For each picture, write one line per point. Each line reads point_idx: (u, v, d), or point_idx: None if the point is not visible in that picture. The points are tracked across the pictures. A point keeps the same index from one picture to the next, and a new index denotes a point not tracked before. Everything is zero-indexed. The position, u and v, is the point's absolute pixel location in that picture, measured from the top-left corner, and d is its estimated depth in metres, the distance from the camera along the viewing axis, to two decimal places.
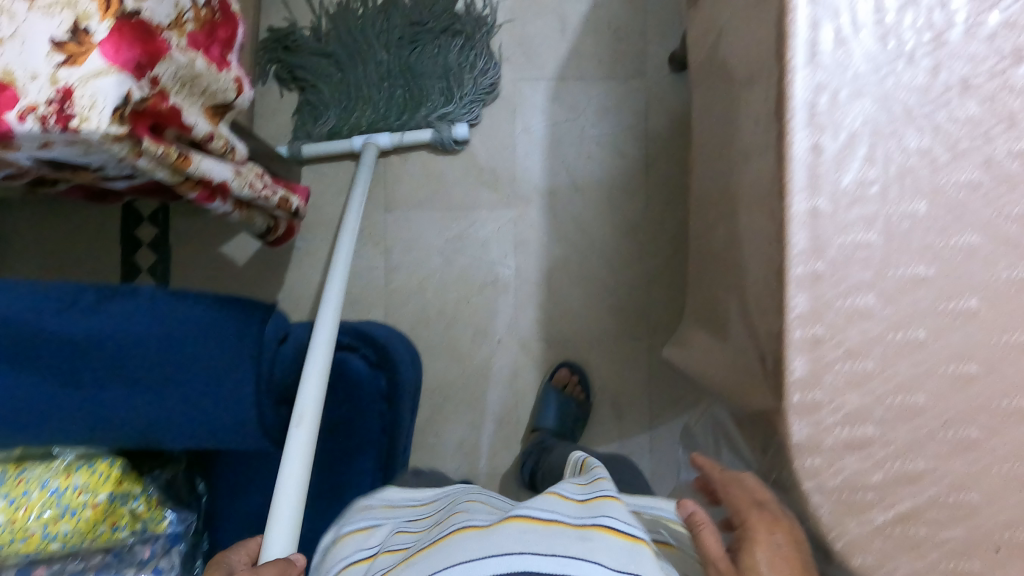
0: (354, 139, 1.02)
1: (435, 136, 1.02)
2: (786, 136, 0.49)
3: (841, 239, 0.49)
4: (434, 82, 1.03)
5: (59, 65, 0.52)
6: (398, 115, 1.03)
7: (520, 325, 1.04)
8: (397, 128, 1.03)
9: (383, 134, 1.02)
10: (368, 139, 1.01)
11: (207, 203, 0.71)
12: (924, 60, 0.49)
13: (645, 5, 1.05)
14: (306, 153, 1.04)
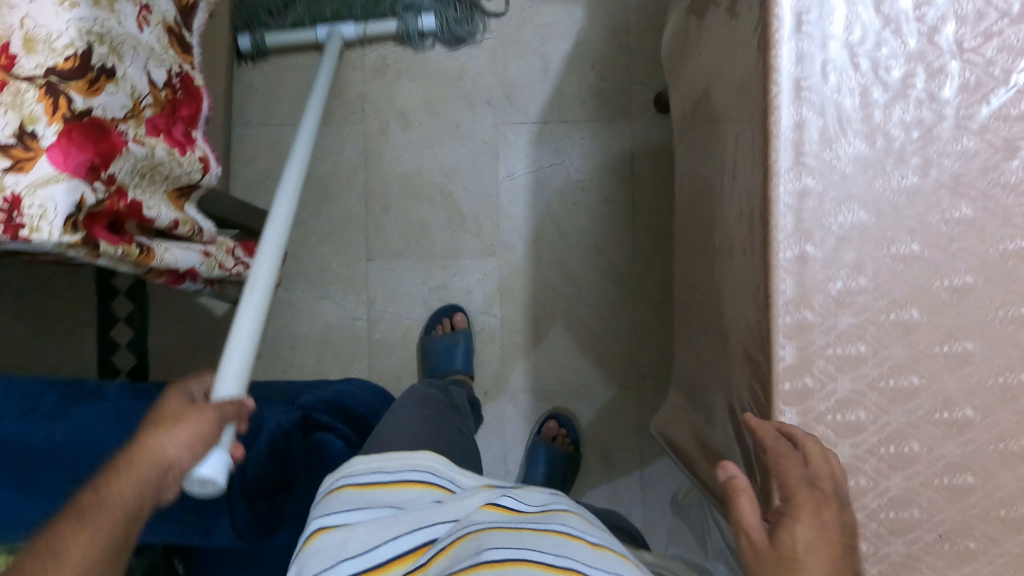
0: (320, 29, 0.99)
1: (401, 26, 1.00)
2: (771, 247, 0.47)
3: (831, 350, 0.47)
4: None
5: (3, 170, 0.47)
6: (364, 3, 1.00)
7: (507, 374, 1.03)
8: (361, 16, 1.00)
9: (349, 25, 0.99)
10: (331, 29, 0.98)
11: (176, 285, 0.67)
12: (914, 161, 0.47)
13: (629, 42, 1.02)
14: (271, 44, 1.01)
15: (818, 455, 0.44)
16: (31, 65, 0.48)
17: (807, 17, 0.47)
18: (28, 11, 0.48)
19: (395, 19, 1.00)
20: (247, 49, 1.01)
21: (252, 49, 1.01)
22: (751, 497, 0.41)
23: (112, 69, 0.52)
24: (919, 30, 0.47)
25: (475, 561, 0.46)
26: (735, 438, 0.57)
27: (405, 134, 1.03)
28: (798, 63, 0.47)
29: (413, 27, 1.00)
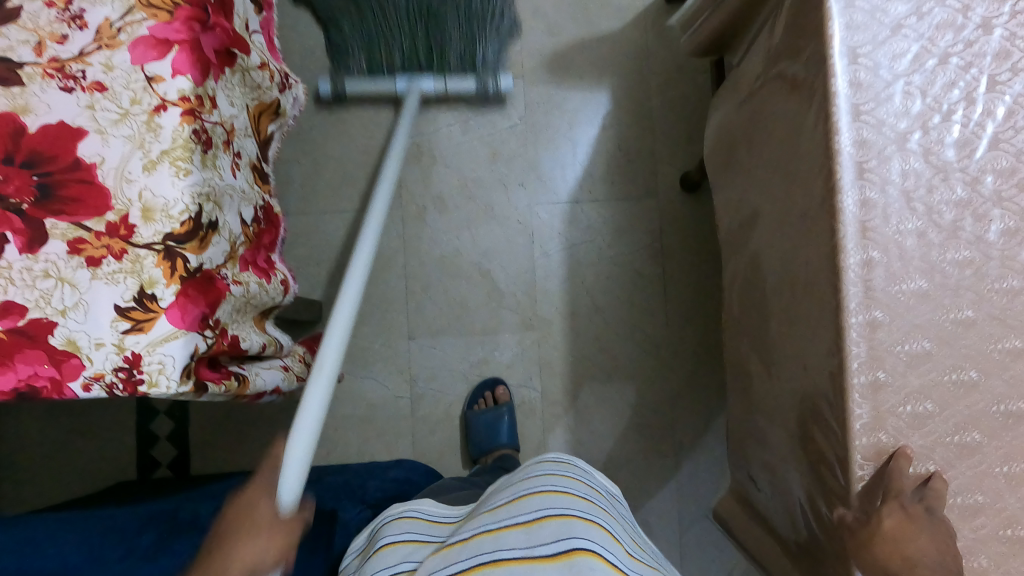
0: (398, 81, 0.99)
1: (480, 86, 1.02)
2: (845, 374, 0.52)
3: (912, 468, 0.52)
4: (452, 33, 0.99)
5: (125, 332, 0.50)
6: (431, 66, 1.01)
7: (550, 446, 1.06)
8: (440, 75, 1.02)
9: (428, 81, 1.00)
10: (412, 85, 0.99)
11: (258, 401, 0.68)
12: (966, 295, 0.53)
13: (652, 126, 1.10)
14: (349, 91, 1.01)
15: (940, 489, 0.51)
16: (150, 233, 0.50)
17: (868, 165, 0.53)
18: (145, 183, 0.50)
19: (471, 75, 1.03)
20: (326, 96, 1.02)
21: (331, 96, 1.02)
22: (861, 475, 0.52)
23: (216, 221, 0.54)
24: (963, 179, 0.53)
25: (527, 553, 0.48)
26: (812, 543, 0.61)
27: (442, 217, 1.07)
28: (862, 208, 0.52)
29: (492, 88, 1.03)
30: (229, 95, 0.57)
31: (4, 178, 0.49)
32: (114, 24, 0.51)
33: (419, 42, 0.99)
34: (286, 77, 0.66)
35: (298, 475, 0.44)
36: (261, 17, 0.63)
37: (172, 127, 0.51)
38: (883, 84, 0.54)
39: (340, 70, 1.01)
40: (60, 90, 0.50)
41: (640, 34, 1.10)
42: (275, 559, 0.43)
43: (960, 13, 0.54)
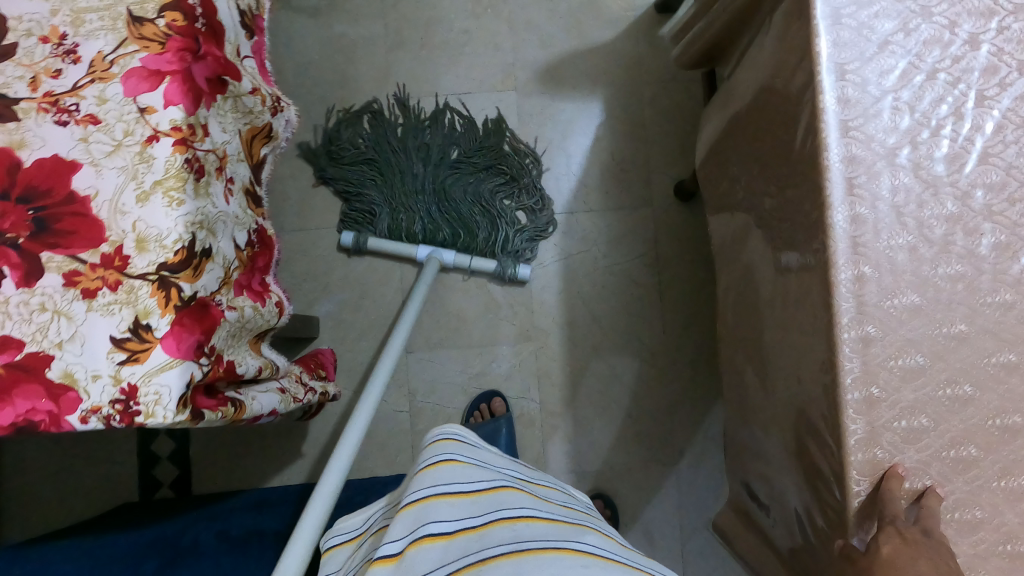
0: (419, 249, 1.02)
1: (499, 270, 1.04)
2: (840, 389, 0.52)
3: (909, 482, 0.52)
4: (468, 181, 1.05)
5: (121, 363, 0.50)
6: (454, 239, 1.04)
7: (549, 457, 1.07)
8: (462, 248, 1.04)
9: (450, 253, 1.02)
10: (433, 255, 1.01)
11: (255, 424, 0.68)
12: (959, 310, 0.53)
13: (646, 135, 1.10)
14: (371, 247, 1.04)
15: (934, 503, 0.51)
16: (143, 263, 0.51)
17: (857, 181, 0.53)
18: (139, 215, 0.51)
19: (494, 257, 1.04)
20: (348, 245, 1.04)
21: (353, 247, 1.04)
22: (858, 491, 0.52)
23: (209, 248, 0.54)
24: (954, 195, 0.54)
25: (515, 546, 0.46)
26: (811, 558, 0.61)
27: None
28: (853, 224, 0.52)
29: (511, 274, 1.04)
30: (221, 121, 0.57)
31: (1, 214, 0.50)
32: (107, 57, 0.52)
33: (439, 214, 1.04)
34: (279, 100, 0.67)
35: None
36: (253, 42, 0.64)
37: (164, 157, 0.51)
38: (871, 100, 0.54)
39: (362, 222, 1.05)
40: (55, 124, 0.51)
41: (632, 44, 1.11)
42: None
43: (947, 29, 0.55)
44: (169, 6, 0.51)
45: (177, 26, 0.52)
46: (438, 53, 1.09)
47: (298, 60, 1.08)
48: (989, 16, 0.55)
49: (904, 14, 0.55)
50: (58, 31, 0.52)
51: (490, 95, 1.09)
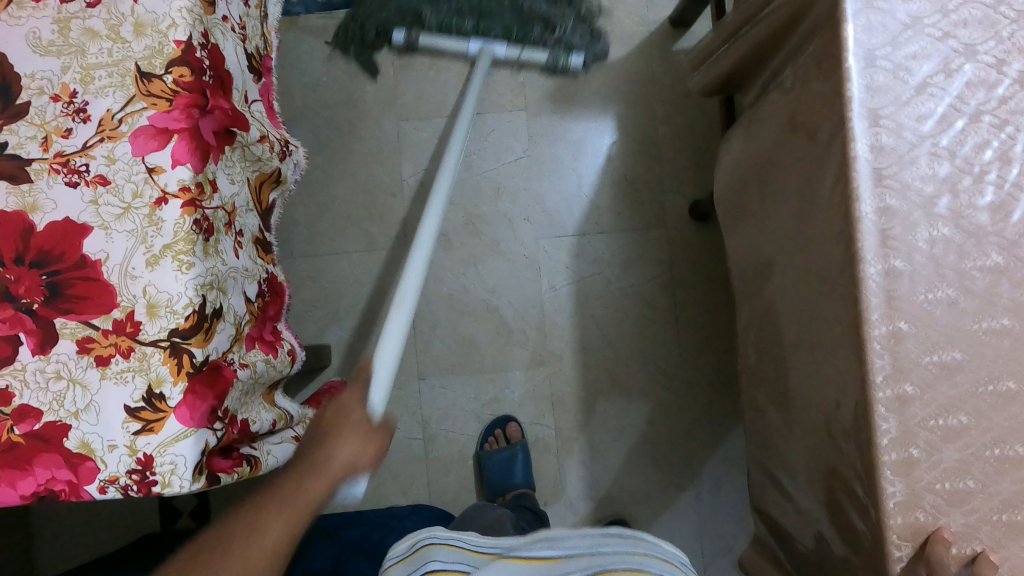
0: (470, 43, 0.98)
1: (554, 59, 0.98)
2: (876, 450, 0.50)
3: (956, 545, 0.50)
4: None
5: (136, 433, 0.48)
6: (506, 38, 0.98)
7: (566, 484, 1.05)
8: (515, 41, 0.98)
9: (501, 46, 0.98)
10: (484, 48, 0.97)
11: None
12: (1005, 368, 0.50)
13: (659, 153, 1.08)
14: (422, 45, 0.98)
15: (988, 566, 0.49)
16: (155, 329, 0.49)
17: (892, 233, 0.51)
18: (149, 279, 0.49)
19: (545, 48, 0.98)
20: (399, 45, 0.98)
21: (404, 46, 0.99)
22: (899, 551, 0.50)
23: (220, 308, 0.53)
24: (999, 245, 0.51)
25: None
26: None
27: (448, 255, 1.06)
28: (888, 278, 0.51)
29: (562, 63, 0.99)
30: (230, 173, 0.55)
31: (14, 279, 0.48)
32: (116, 115, 0.48)
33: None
34: (286, 144, 0.65)
35: (383, 392, 0.58)
36: (261, 84, 0.62)
37: (173, 220, 0.49)
38: (907, 146, 0.52)
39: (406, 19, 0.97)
40: (65, 185, 0.48)
41: (645, 60, 1.08)
42: (372, 458, 0.56)
43: (993, 68, 0.52)
44: (176, 61, 0.49)
45: (185, 82, 0.49)
46: (446, 73, 1.07)
47: (304, 83, 1.06)
48: None
49: (946, 53, 0.52)
50: (68, 89, 0.48)
51: (499, 115, 1.07)
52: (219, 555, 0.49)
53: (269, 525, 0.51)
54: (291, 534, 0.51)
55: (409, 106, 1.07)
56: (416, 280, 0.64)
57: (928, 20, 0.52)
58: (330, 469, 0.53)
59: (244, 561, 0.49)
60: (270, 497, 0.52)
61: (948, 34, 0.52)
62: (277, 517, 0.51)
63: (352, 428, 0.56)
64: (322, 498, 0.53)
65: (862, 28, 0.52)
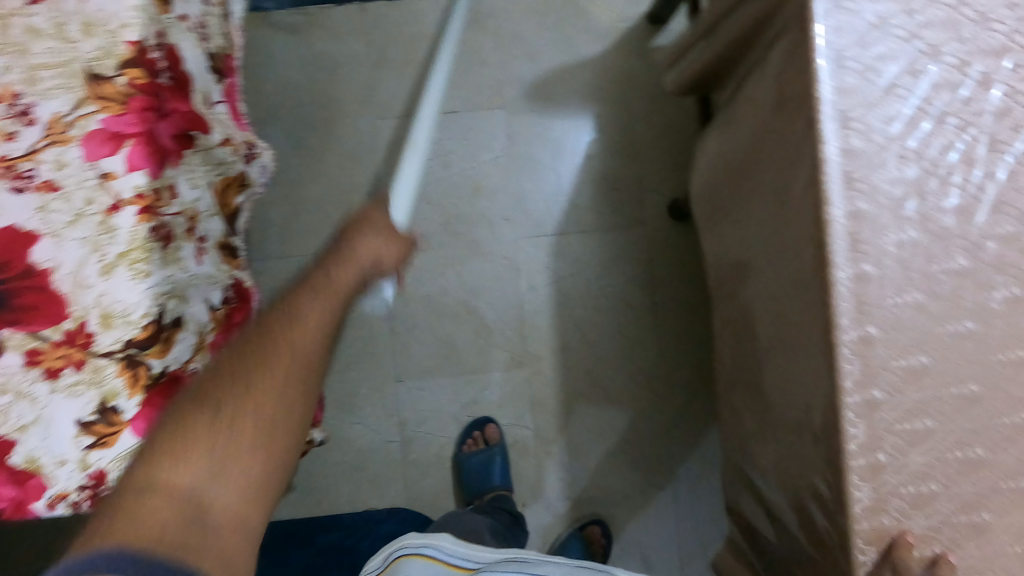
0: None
1: None
2: (843, 455, 0.50)
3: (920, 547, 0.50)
4: None
5: (88, 448, 0.47)
6: None
7: (545, 484, 1.05)
8: None
9: None
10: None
11: None
12: (970, 370, 0.50)
13: (638, 152, 1.07)
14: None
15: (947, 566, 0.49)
16: (109, 340, 0.47)
17: (861, 237, 0.51)
18: (104, 289, 0.47)
19: None
20: None
21: None
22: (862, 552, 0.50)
23: (180, 317, 0.52)
24: (965, 248, 0.51)
25: None
26: None
27: (425, 255, 1.05)
28: (857, 282, 0.50)
29: None
30: (191, 178, 0.53)
31: None
32: (65, 118, 0.46)
33: None
34: (252, 146, 0.63)
35: (405, 205, 0.71)
36: (224, 85, 0.60)
37: (129, 227, 0.47)
38: (876, 149, 0.51)
39: None
40: (9, 191, 0.45)
41: (623, 58, 1.08)
42: (396, 257, 0.62)
43: (956, 69, 0.52)
44: (129, 62, 0.46)
45: (139, 84, 0.47)
46: (422, 70, 1.05)
47: (277, 79, 1.03)
48: (1001, 54, 0.52)
49: (912, 54, 0.52)
50: (11, 90, 0.46)
51: (477, 113, 1.06)
52: (259, 346, 0.51)
53: (304, 311, 0.54)
54: (328, 314, 0.55)
55: (386, 104, 1.04)
56: (432, 110, 0.86)
57: (894, 20, 0.52)
58: (350, 273, 0.58)
59: (291, 341, 0.51)
60: (295, 298, 0.55)
61: (914, 34, 0.52)
62: (310, 318, 0.54)
63: (375, 230, 0.61)
64: (341, 311, 0.56)
65: (831, 29, 0.52)
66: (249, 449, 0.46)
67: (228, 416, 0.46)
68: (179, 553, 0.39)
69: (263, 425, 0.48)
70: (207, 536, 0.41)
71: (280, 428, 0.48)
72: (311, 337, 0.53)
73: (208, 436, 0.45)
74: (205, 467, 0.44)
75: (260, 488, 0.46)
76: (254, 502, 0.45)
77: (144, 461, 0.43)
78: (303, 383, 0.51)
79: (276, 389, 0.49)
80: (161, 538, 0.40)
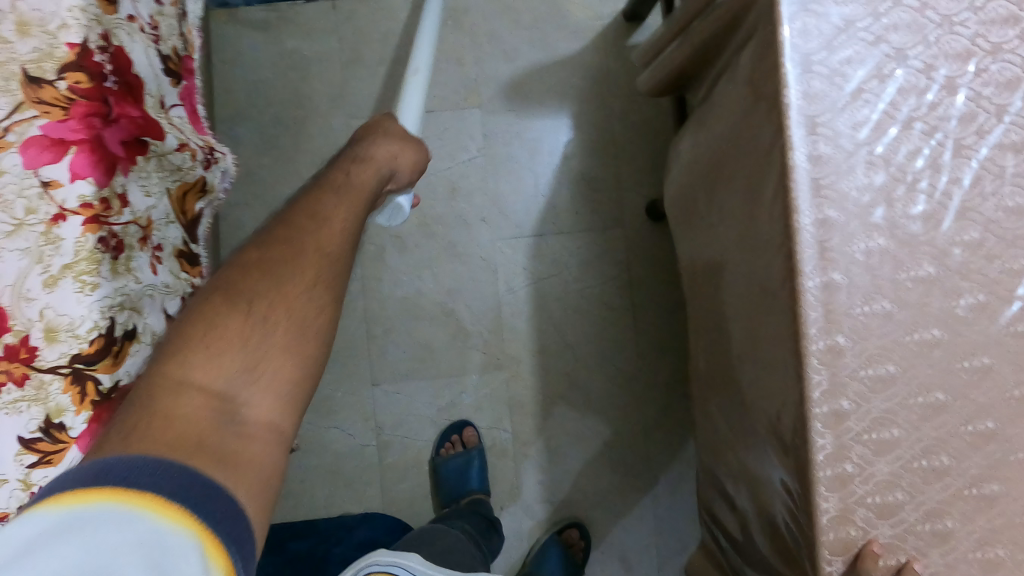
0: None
1: None
2: (810, 466, 0.49)
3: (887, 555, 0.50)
4: None
5: (32, 466, 0.45)
6: None
7: (523, 487, 1.04)
8: None
9: None
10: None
11: None
12: (935, 378, 0.50)
13: (616, 152, 1.06)
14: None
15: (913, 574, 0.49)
16: (54, 355, 0.45)
17: (829, 246, 0.50)
18: (48, 302, 0.45)
19: None
20: None
21: None
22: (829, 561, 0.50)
23: (133, 329, 0.49)
24: (931, 255, 0.51)
25: None
26: None
27: (401, 257, 1.04)
28: (825, 291, 0.50)
29: None
30: (144, 185, 0.51)
31: None
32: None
33: None
34: (211, 151, 0.60)
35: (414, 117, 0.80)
36: (180, 87, 0.58)
37: (74, 238, 0.45)
38: (843, 156, 0.51)
39: None
40: None
41: (599, 57, 1.07)
42: (408, 166, 0.62)
43: (922, 73, 0.51)
44: (71, 65, 0.45)
45: (81, 88, 0.45)
46: (397, 68, 1.03)
47: (248, 77, 1.01)
48: (967, 58, 0.51)
49: (879, 58, 0.51)
50: None
51: (453, 112, 1.04)
52: (283, 246, 0.47)
53: (325, 212, 0.51)
54: (353, 217, 0.52)
55: (359, 103, 1.02)
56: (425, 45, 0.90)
57: (860, 23, 0.51)
58: (367, 182, 0.56)
59: (317, 243, 0.48)
60: (314, 203, 0.51)
61: (880, 38, 0.51)
62: (333, 221, 0.50)
63: (388, 138, 0.61)
64: (363, 208, 0.54)
65: (797, 32, 0.51)
66: (286, 355, 0.42)
67: (260, 312, 0.43)
68: (211, 459, 0.35)
69: (297, 318, 0.44)
70: (248, 438, 0.38)
71: (316, 324, 0.45)
72: (337, 239, 0.50)
73: (239, 334, 0.41)
74: (240, 365, 0.41)
75: (298, 390, 0.43)
76: (290, 402, 0.42)
77: (168, 356, 0.39)
78: (334, 282, 0.47)
79: (307, 290, 0.45)
80: (196, 446, 0.36)
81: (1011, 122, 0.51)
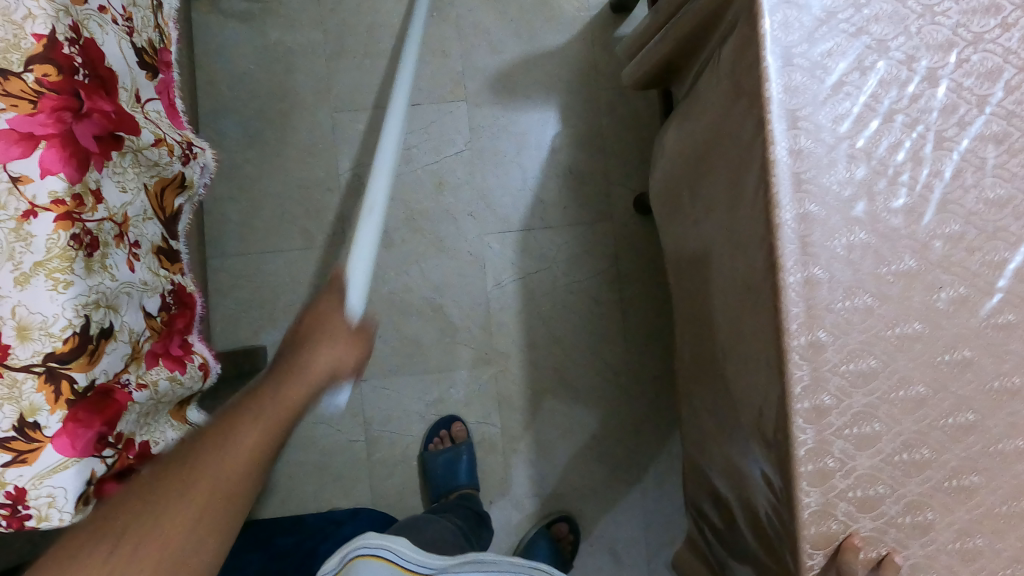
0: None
1: None
2: (792, 461, 0.49)
3: (869, 549, 0.50)
4: None
5: (5, 465, 0.45)
6: None
7: (512, 481, 1.04)
8: None
9: None
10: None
11: None
12: (916, 371, 0.50)
13: (603, 145, 1.06)
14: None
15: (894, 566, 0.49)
16: (27, 353, 0.45)
17: (810, 240, 0.50)
18: (19, 299, 0.44)
19: None
20: None
21: None
22: (813, 555, 0.50)
23: (109, 327, 0.49)
24: (912, 248, 0.51)
25: None
26: None
27: (389, 252, 1.03)
28: (807, 285, 0.50)
29: None
30: (120, 181, 0.50)
31: None
32: None
33: None
34: (190, 146, 0.59)
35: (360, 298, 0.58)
36: (157, 81, 0.57)
37: (45, 235, 0.44)
38: (825, 150, 0.51)
39: None
40: None
41: (586, 49, 1.06)
42: (352, 370, 0.54)
43: (903, 65, 0.51)
44: (39, 58, 0.44)
45: (50, 82, 0.44)
46: (382, 61, 1.02)
47: (231, 70, 1.00)
48: (948, 48, 0.51)
49: (860, 50, 0.51)
50: None
51: (439, 106, 1.04)
52: (185, 459, 0.47)
53: (232, 441, 0.48)
54: (269, 440, 0.49)
55: (344, 96, 1.01)
56: (382, 192, 0.65)
57: (841, 15, 0.51)
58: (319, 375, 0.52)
59: (208, 473, 0.46)
60: (230, 421, 0.49)
61: (861, 29, 0.51)
62: (284, 401, 0.50)
63: (341, 338, 0.54)
64: (312, 397, 0.52)
65: (778, 25, 0.50)
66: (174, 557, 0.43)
67: (136, 529, 0.43)
68: None
69: (190, 518, 0.45)
70: None
71: (210, 526, 0.45)
72: (238, 461, 0.47)
73: (119, 533, 0.43)
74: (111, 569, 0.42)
75: None
76: None
77: (65, 549, 0.43)
78: (235, 487, 0.47)
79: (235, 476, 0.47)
80: None
81: (992, 114, 0.51)
